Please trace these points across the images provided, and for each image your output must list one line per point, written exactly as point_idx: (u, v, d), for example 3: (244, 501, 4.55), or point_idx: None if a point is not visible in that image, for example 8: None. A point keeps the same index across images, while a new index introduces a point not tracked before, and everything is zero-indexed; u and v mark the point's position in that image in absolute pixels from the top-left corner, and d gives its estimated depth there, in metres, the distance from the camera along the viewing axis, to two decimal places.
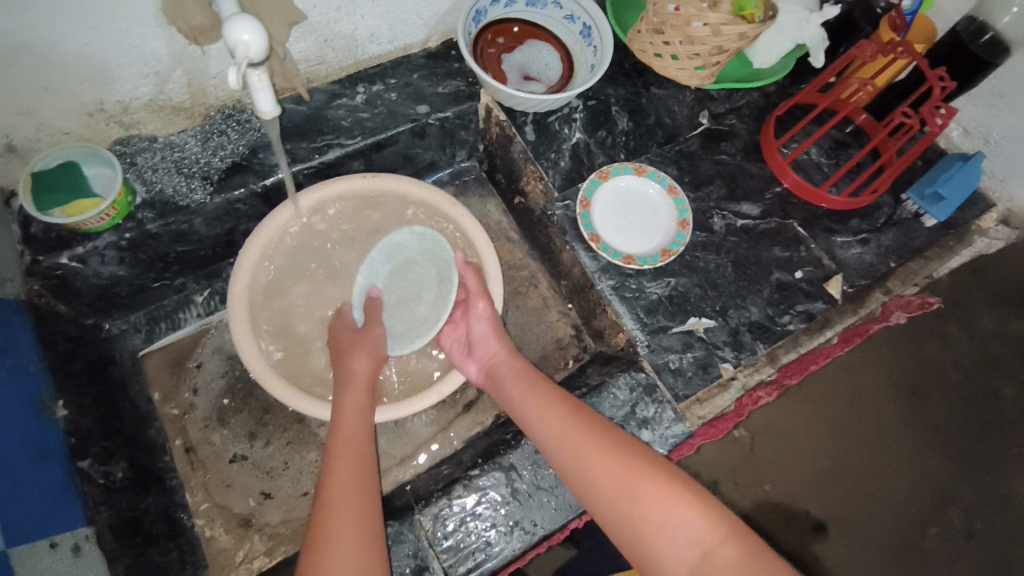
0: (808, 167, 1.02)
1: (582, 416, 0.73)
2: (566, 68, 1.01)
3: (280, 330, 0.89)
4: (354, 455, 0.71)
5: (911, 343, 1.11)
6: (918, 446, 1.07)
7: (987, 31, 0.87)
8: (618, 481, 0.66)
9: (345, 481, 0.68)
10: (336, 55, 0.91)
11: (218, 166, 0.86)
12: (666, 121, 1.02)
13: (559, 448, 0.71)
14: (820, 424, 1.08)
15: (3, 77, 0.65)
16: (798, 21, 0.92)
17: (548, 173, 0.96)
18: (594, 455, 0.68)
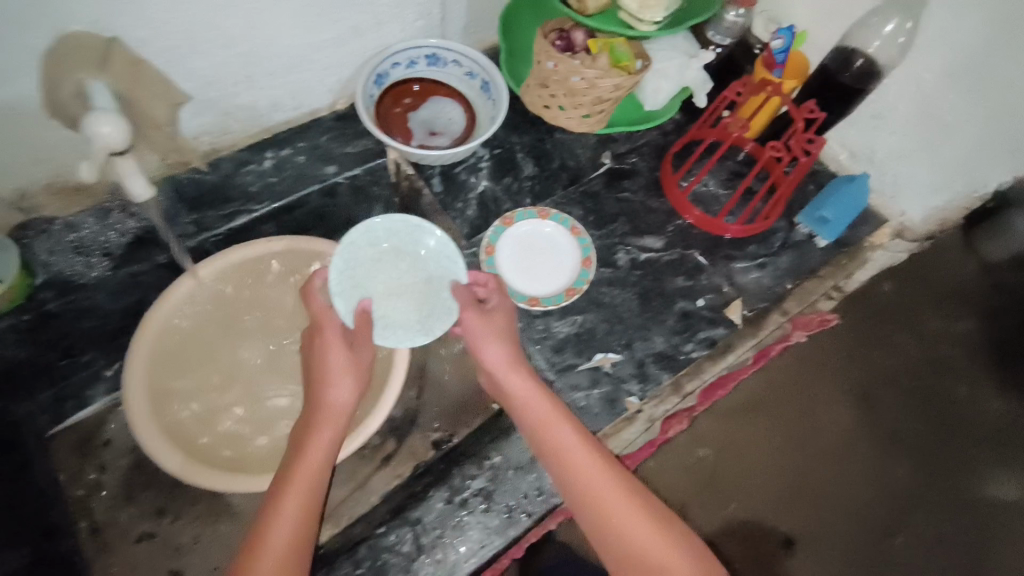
0: (705, 198, 1.07)
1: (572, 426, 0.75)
2: (467, 122, 1.05)
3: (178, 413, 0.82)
4: (296, 503, 0.69)
5: (866, 347, 1.13)
6: (874, 453, 1.09)
7: (856, 58, 0.89)
8: (587, 486, 0.71)
9: (282, 529, 0.67)
10: (242, 124, 0.94)
11: (118, 243, 0.89)
12: (569, 164, 1.07)
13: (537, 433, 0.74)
14: (780, 438, 1.10)
15: None
16: (679, 66, 0.98)
17: (456, 222, 1.00)
18: (588, 467, 0.71)
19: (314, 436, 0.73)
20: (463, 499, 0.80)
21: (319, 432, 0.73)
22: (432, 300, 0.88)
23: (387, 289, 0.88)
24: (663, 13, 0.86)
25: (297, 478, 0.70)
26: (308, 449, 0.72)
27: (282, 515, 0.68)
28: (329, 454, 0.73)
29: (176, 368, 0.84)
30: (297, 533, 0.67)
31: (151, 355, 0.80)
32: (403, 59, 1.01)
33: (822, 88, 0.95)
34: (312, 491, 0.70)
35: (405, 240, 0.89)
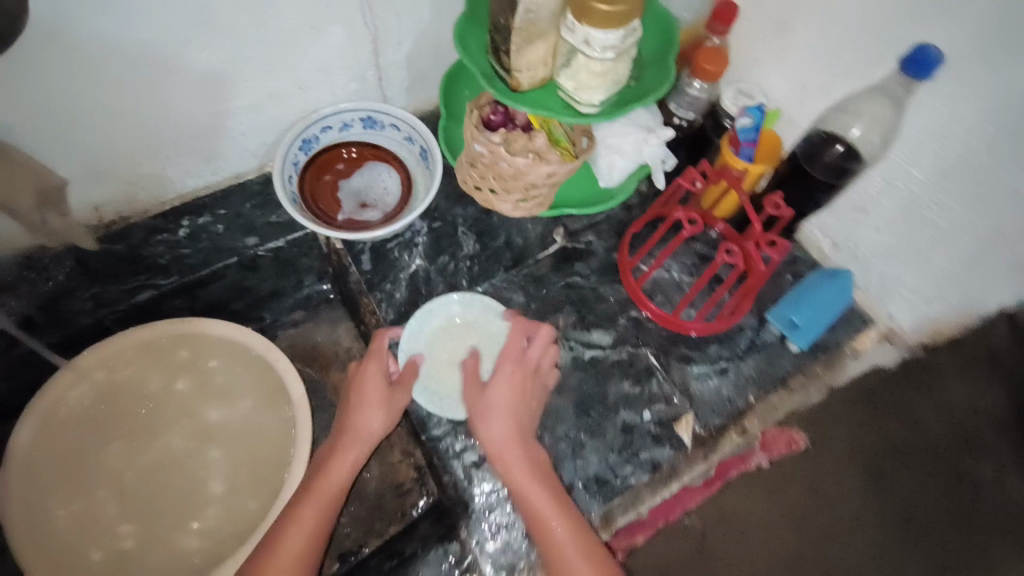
0: (666, 285, 0.94)
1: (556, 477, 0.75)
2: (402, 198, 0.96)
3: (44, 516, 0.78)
4: (311, 514, 0.73)
5: (869, 403, 0.87)
6: (896, 532, 0.79)
7: (837, 143, 0.76)
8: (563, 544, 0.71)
9: (294, 539, 0.71)
10: (149, 193, 0.87)
11: (8, 321, 0.81)
12: (516, 242, 0.97)
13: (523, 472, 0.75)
14: (762, 509, 0.83)
15: None
16: (636, 143, 0.87)
17: (381, 306, 0.91)
18: (568, 524, 0.72)
19: (341, 454, 0.78)
20: None
21: (342, 455, 0.78)
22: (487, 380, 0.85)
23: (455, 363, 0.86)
24: (603, 95, 0.74)
25: (322, 486, 0.76)
26: (331, 468, 0.77)
27: (299, 521, 0.72)
28: (350, 473, 0.78)
29: (51, 469, 0.80)
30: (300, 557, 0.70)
31: (32, 452, 0.78)
32: (336, 122, 0.93)
33: (793, 174, 0.83)
34: (321, 516, 0.73)
35: (437, 308, 0.88)
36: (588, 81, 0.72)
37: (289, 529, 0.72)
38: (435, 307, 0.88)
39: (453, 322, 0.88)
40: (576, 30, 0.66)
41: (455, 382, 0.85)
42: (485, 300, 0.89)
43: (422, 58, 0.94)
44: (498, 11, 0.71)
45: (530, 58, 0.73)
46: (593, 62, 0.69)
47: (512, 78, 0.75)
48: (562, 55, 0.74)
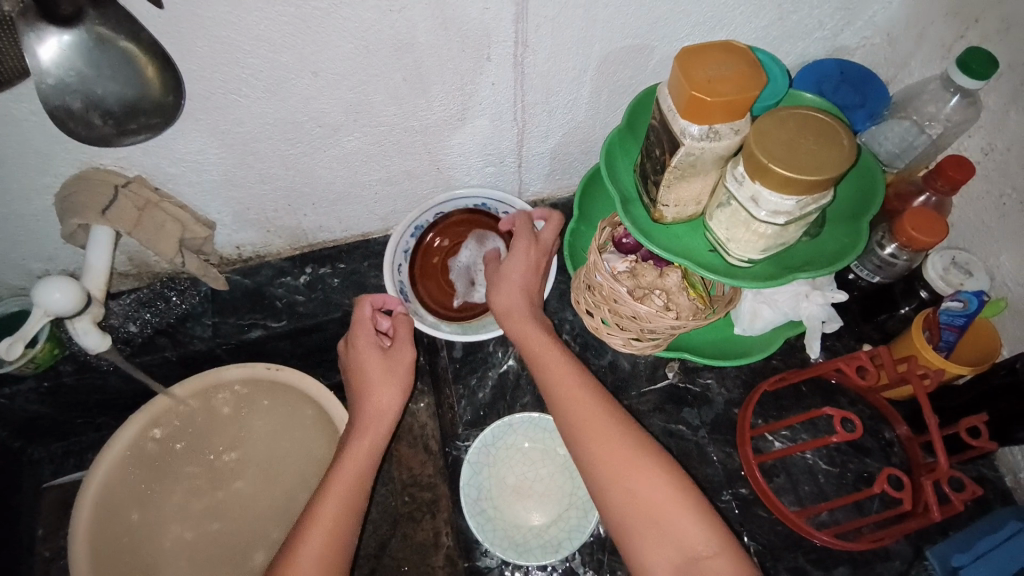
0: (797, 472, 0.78)
1: (620, 425, 0.65)
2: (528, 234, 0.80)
3: (116, 550, 0.80)
4: (338, 503, 0.67)
5: None
6: None
7: None
8: (631, 472, 0.61)
9: (322, 528, 0.65)
10: (285, 240, 0.92)
11: (142, 333, 0.89)
12: (621, 366, 0.86)
13: (599, 462, 0.63)
14: None
15: None
16: (795, 296, 0.74)
17: (460, 402, 0.85)
18: (607, 432, 0.64)
19: (352, 436, 0.73)
20: None
21: (363, 442, 0.71)
22: (549, 523, 0.75)
23: (520, 492, 0.77)
24: (760, 253, 0.62)
25: (343, 471, 0.69)
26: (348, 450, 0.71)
27: (324, 510, 0.66)
28: (375, 449, 0.72)
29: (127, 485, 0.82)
30: (328, 552, 0.64)
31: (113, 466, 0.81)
32: (451, 205, 0.92)
33: (1005, 391, 0.65)
34: (349, 507, 0.67)
35: (519, 424, 0.80)
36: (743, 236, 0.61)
37: (314, 518, 0.66)
38: (517, 423, 0.80)
39: (531, 446, 0.80)
40: (743, 185, 0.56)
41: (516, 516, 0.75)
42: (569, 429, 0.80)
43: (566, 150, 0.90)
44: (654, 142, 0.63)
45: (681, 195, 0.64)
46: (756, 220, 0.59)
47: (656, 210, 0.67)
48: (716, 198, 0.63)
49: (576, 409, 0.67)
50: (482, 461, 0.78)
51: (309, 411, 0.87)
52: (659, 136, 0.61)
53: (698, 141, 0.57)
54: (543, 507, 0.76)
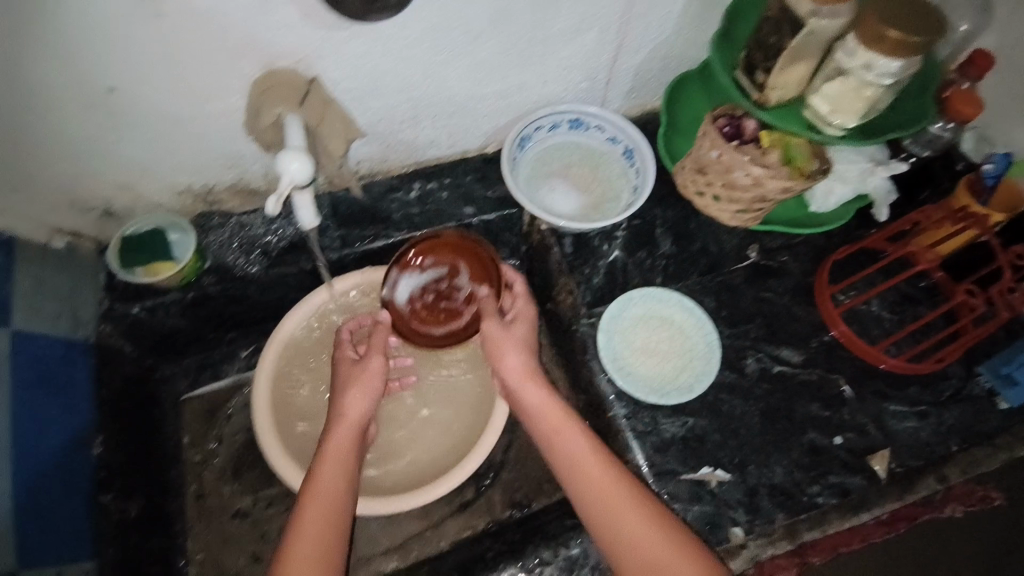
0: (865, 319, 0.94)
1: (611, 467, 0.72)
2: (483, 281, 0.82)
3: (288, 421, 0.91)
4: (327, 488, 0.70)
5: None
6: None
7: None
8: (632, 532, 0.68)
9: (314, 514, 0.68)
10: (399, 157, 0.98)
11: (277, 245, 0.95)
12: (711, 250, 0.98)
13: (610, 519, 0.69)
14: None
15: (134, 155, 0.80)
16: (861, 173, 0.88)
17: (580, 287, 0.96)
18: (622, 511, 0.69)
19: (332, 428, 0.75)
20: None
21: (342, 426, 0.75)
22: (675, 371, 0.89)
23: (647, 350, 0.91)
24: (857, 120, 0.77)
25: (330, 459, 0.73)
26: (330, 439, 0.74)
27: (313, 500, 0.69)
28: (354, 443, 0.75)
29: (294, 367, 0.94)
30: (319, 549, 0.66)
31: (283, 349, 0.91)
32: (547, 122, 1.00)
33: None
34: (335, 499, 0.70)
35: (637, 297, 0.94)
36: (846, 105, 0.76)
37: (304, 508, 0.69)
38: (636, 296, 0.94)
39: (650, 314, 0.93)
40: (857, 56, 0.71)
41: (646, 370, 0.89)
42: (679, 297, 0.94)
43: (649, 67, 0.98)
44: (767, 32, 0.75)
45: (788, 78, 0.76)
46: (863, 87, 0.73)
47: (761, 96, 0.79)
48: (818, 77, 0.77)
49: (531, 384, 0.77)
50: (609, 330, 0.92)
51: None
52: (777, 24, 0.74)
53: (822, 19, 0.70)
54: (666, 361, 0.90)
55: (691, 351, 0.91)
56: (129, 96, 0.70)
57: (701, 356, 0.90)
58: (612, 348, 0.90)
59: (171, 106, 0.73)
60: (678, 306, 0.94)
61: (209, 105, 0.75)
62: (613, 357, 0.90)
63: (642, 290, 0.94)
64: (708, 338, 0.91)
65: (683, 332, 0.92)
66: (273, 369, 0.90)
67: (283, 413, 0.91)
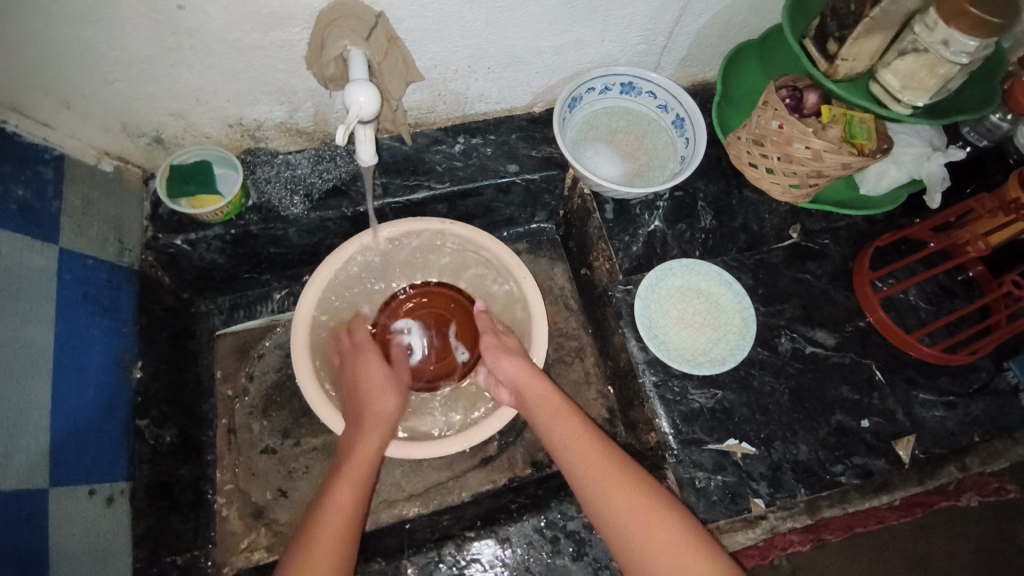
0: (902, 308, 0.94)
1: (602, 447, 0.75)
2: (466, 344, 0.99)
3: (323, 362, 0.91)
4: (349, 480, 0.74)
5: None
6: None
7: None
8: (616, 495, 0.70)
9: (335, 505, 0.71)
10: (447, 108, 0.97)
11: (321, 187, 0.94)
12: (752, 227, 0.97)
13: (597, 492, 0.71)
14: None
15: (191, 82, 0.79)
16: (917, 157, 0.87)
17: (618, 254, 0.95)
18: (637, 511, 0.69)
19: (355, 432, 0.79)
20: (556, 536, 0.79)
21: (365, 432, 0.79)
22: (708, 344, 0.90)
23: (681, 322, 0.91)
24: (926, 97, 0.78)
25: (354, 457, 0.76)
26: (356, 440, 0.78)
27: (335, 493, 0.72)
28: (376, 446, 0.78)
29: (329, 312, 0.93)
30: (348, 509, 0.71)
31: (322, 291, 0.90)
32: (599, 84, 0.99)
33: None
34: (356, 493, 0.73)
35: (677, 268, 0.94)
36: (917, 81, 0.77)
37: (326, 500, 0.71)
38: (676, 267, 0.94)
39: (688, 286, 0.93)
40: (936, 31, 0.71)
41: (679, 341, 0.90)
42: (718, 272, 0.94)
43: (707, 35, 0.96)
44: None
45: (861, 49, 0.77)
46: (938, 63, 0.74)
47: (830, 67, 0.79)
48: (891, 51, 0.77)
49: (529, 391, 0.82)
50: (646, 297, 0.92)
51: (485, 262, 0.97)
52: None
53: None
54: (699, 333, 0.91)
55: (725, 325, 0.91)
56: (195, 19, 0.70)
57: (736, 331, 0.91)
58: (646, 316, 0.91)
59: (232, 34, 0.73)
60: (717, 281, 0.94)
61: (270, 35, 0.74)
62: (648, 324, 0.90)
63: (683, 262, 0.94)
64: (744, 314, 0.91)
65: (720, 306, 0.92)
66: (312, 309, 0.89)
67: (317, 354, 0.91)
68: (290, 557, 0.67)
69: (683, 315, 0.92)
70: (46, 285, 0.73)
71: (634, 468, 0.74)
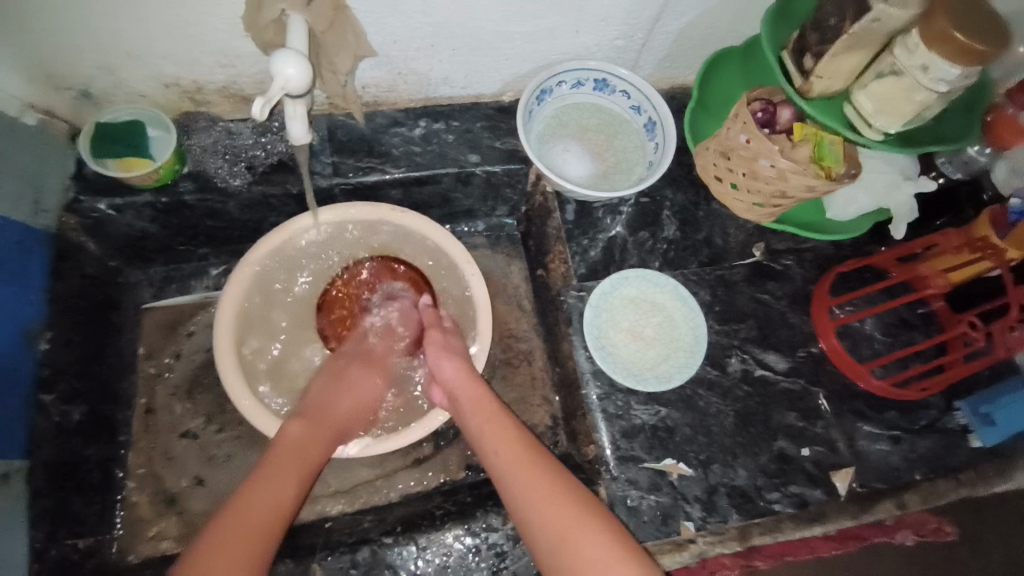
0: (857, 336, 0.92)
1: (532, 456, 0.72)
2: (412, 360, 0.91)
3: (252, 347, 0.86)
4: (286, 462, 0.69)
5: None
6: None
7: None
8: (541, 497, 0.67)
9: (270, 488, 0.66)
10: (408, 88, 0.92)
11: (264, 160, 0.89)
12: (716, 241, 0.94)
13: (523, 493, 0.69)
14: None
15: (119, 35, 0.73)
16: (887, 185, 0.85)
17: (574, 258, 0.92)
18: (566, 519, 0.65)
19: (304, 418, 0.75)
20: (478, 547, 0.76)
21: (314, 424, 0.75)
22: (657, 359, 0.87)
23: (631, 334, 0.88)
24: (900, 123, 0.75)
25: (293, 442, 0.71)
26: (302, 427, 0.73)
27: (272, 477, 0.67)
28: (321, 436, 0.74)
29: (262, 294, 0.88)
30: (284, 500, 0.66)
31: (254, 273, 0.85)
32: (571, 78, 0.94)
33: None
34: (294, 480, 0.68)
35: (632, 279, 0.91)
36: (893, 106, 0.74)
37: (254, 483, 0.66)
38: (630, 276, 0.91)
39: (640, 297, 0.90)
40: (916, 55, 0.68)
41: (627, 354, 0.87)
42: (672, 281, 0.91)
43: (689, 35, 0.91)
44: (828, 12, 0.72)
45: (839, 67, 0.74)
46: (915, 89, 0.71)
47: (805, 83, 0.76)
48: (869, 72, 0.74)
49: (466, 396, 0.79)
50: (596, 305, 0.88)
51: (435, 254, 0.92)
52: (838, 5, 0.71)
53: (889, 8, 0.67)
54: (648, 348, 0.88)
55: (675, 341, 0.88)
56: None
57: (685, 348, 0.88)
58: (595, 324, 0.87)
59: None
60: (672, 294, 0.91)
61: None
62: (595, 335, 0.87)
63: (639, 271, 0.91)
64: (696, 331, 0.88)
65: (670, 321, 0.89)
66: (243, 291, 0.84)
67: (244, 336, 0.85)
68: (194, 549, 0.60)
69: (632, 326, 0.89)
70: None
71: (564, 475, 0.70)
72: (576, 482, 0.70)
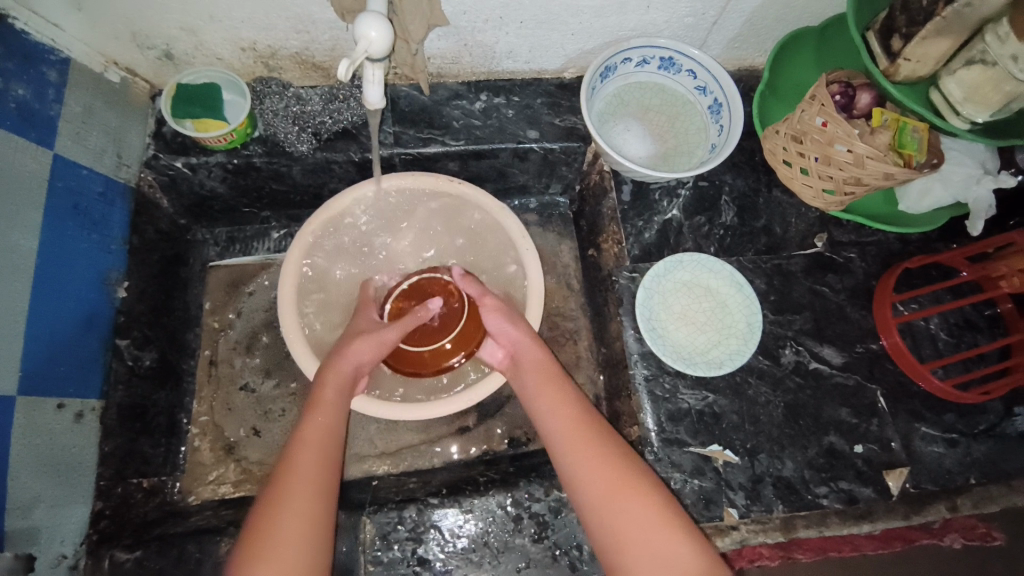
0: (919, 335, 0.89)
1: (583, 421, 0.72)
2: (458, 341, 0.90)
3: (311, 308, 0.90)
4: (327, 413, 0.73)
5: None
6: None
7: None
8: (592, 469, 0.68)
9: (312, 437, 0.70)
10: (472, 60, 0.92)
11: (330, 127, 0.91)
12: (775, 230, 0.92)
13: (572, 465, 0.69)
14: None
15: None
16: (966, 178, 0.81)
17: (629, 240, 0.91)
18: (615, 479, 0.67)
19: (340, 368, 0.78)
20: (519, 515, 0.77)
21: (339, 371, 0.78)
22: (708, 345, 0.86)
23: (682, 318, 0.88)
24: (986, 114, 0.71)
25: (329, 392, 0.75)
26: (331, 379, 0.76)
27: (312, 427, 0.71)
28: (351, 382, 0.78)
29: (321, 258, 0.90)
30: (326, 443, 0.70)
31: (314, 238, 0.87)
32: (637, 56, 0.93)
33: None
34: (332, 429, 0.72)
35: (688, 264, 0.90)
36: (981, 95, 0.70)
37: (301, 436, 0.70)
38: (687, 260, 0.89)
39: (694, 282, 0.89)
40: (1007, 45, 0.65)
41: (678, 340, 0.86)
42: (730, 268, 0.89)
43: (763, 15, 0.88)
44: None
45: (927, 51, 0.70)
46: (1005, 79, 0.67)
47: (891, 65, 0.73)
48: (958, 59, 0.71)
49: (520, 369, 0.80)
50: (648, 288, 0.88)
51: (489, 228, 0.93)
52: None
53: None
54: (699, 334, 0.87)
55: (728, 328, 0.87)
56: None
57: (739, 336, 0.86)
58: (647, 305, 0.87)
59: None
60: (727, 281, 0.89)
61: None
62: (646, 316, 0.86)
63: (697, 256, 0.89)
64: (750, 320, 0.87)
65: (724, 309, 0.88)
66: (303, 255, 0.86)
67: (304, 297, 0.88)
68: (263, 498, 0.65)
69: (684, 310, 0.88)
70: (36, 190, 0.71)
71: (613, 440, 0.71)
72: (625, 448, 0.71)
